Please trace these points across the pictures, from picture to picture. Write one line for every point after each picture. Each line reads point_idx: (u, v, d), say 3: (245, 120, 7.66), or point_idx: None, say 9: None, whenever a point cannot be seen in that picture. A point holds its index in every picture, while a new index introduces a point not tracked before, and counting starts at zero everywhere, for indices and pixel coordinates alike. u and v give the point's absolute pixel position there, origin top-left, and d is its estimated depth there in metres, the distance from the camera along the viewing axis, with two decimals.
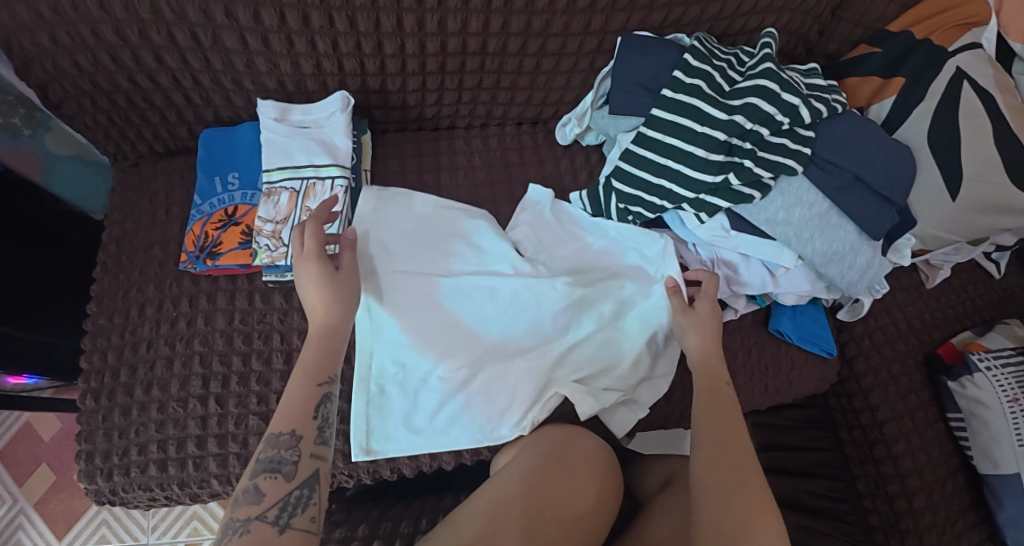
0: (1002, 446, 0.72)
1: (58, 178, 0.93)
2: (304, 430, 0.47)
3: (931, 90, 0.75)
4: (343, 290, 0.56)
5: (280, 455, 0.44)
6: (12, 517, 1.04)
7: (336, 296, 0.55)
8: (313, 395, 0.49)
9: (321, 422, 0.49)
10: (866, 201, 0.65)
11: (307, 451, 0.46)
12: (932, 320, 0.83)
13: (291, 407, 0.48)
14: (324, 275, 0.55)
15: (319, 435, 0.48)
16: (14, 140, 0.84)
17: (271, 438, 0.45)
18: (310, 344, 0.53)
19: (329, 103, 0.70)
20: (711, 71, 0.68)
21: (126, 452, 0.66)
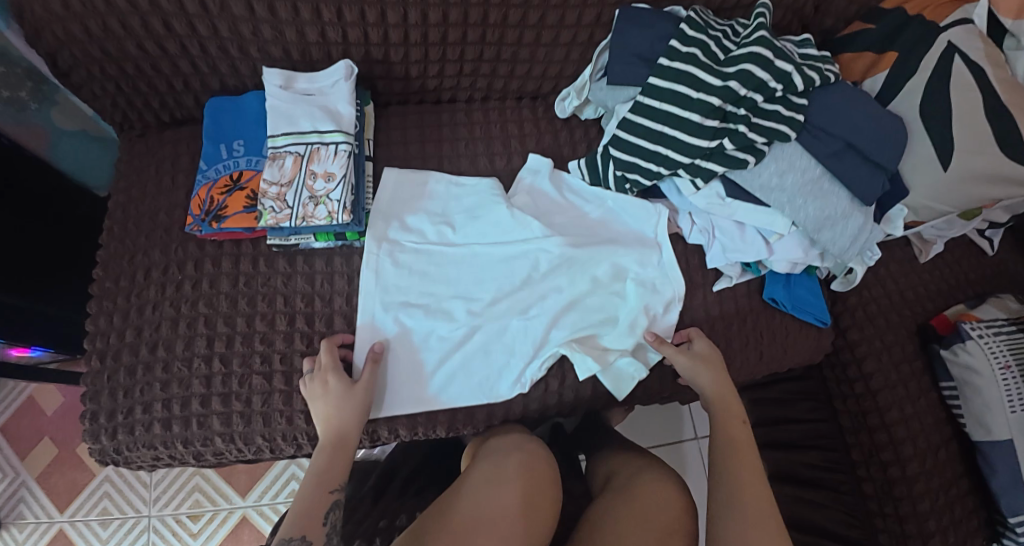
0: (994, 412, 0.72)
1: (61, 148, 0.95)
2: (313, 536, 0.50)
3: (924, 63, 0.76)
4: (357, 402, 0.62)
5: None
6: (15, 490, 1.06)
7: (350, 409, 0.61)
8: (322, 501, 0.54)
9: (329, 528, 0.53)
10: (858, 167, 0.67)
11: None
12: (926, 293, 0.84)
13: (302, 513, 0.52)
14: (341, 389, 0.61)
15: (328, 540, 0.52)
16: (19, 114, 0.84)
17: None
18: (321, 453, 0.59)
19: (333, 72, 0.71)
20: (707, 40, 0.69)
21: (132, 410, 0.67)
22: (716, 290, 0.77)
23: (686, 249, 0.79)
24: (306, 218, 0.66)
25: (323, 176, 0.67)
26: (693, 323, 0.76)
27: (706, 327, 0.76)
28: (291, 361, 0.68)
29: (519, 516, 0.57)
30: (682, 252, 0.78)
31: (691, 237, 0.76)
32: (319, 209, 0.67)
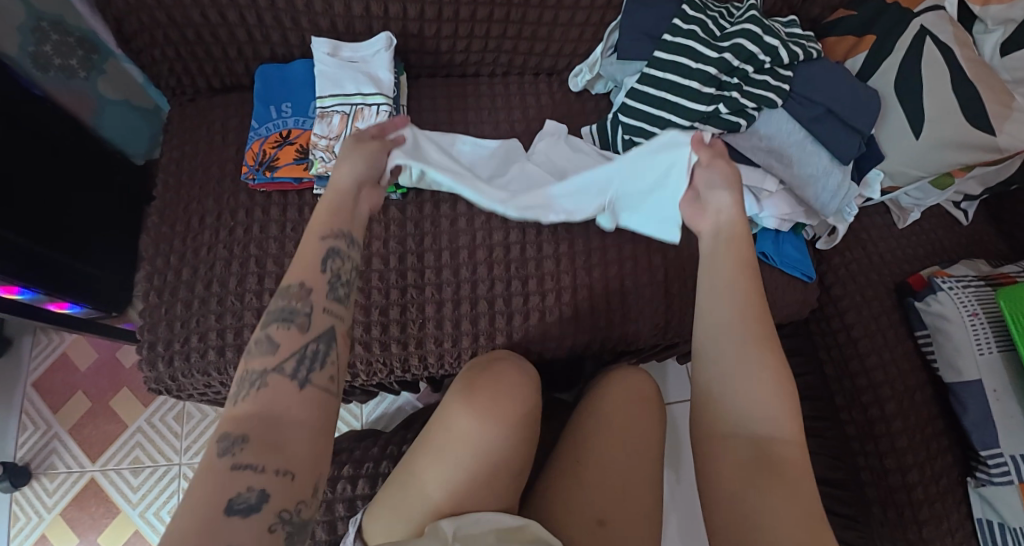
0: (964, 354, 0.81)
1: (110, 117, 1.05)
2: (313, 283, 0.49)
3: (899, 45, 0.85)
4: (359, 159, 0.61)
5: (291, 307, 0.47)
6: (47, 441, 1.12)
7: (351, 163, 0.61)
8: (318, 248, 0.52)
9: (331, 276, 0.50)
10: (836, 130, 0.76)
11: (319, 304, 0.48)
12: (903, 255, 0.93)
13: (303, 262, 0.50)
14: (349, 143, 0.64)
15: (331, 289, 0.50)
16: (69, 81, 0.95)
17: (284, 291, 0.48)
18: (322, 204, 0.57)
19: (374, 43, 0.80)
20: (705, 19, 0.78)
21: (187, 339, 0.75)
22: None
23: None
24: None
25: None
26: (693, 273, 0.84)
27: None
28: None
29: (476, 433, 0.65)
30: None
31: None
32: None
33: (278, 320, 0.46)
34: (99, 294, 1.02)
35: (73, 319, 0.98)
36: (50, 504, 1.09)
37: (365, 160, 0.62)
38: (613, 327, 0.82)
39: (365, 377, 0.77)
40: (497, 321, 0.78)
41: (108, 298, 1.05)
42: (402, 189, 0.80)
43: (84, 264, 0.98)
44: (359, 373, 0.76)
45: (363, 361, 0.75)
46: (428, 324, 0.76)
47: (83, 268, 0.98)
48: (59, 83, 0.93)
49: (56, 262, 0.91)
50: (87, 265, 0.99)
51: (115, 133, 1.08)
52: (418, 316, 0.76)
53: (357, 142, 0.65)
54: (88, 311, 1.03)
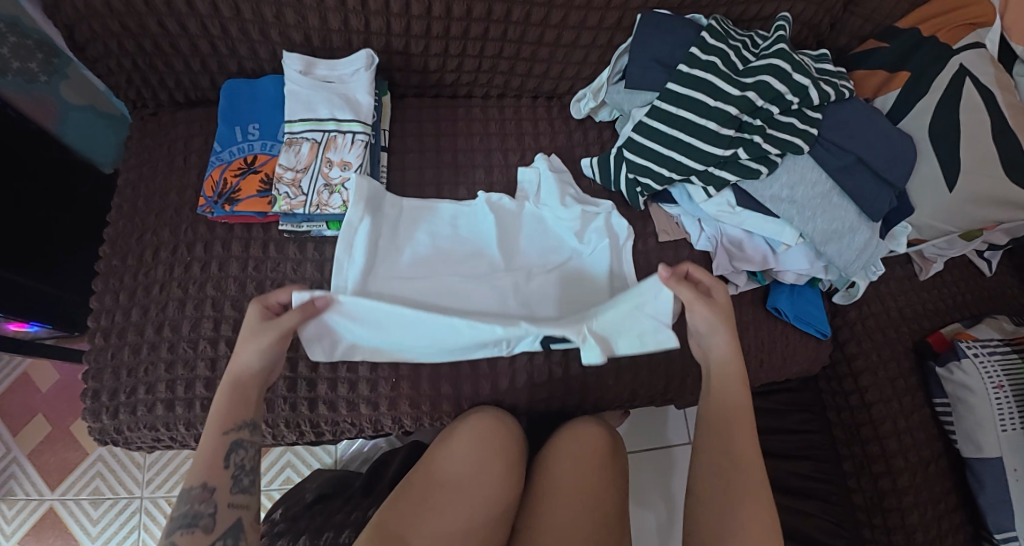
0: (986, 430, 0.74)
1: (72, 124, 0.92)
2: (216, 482, 0.48)
3: (935, 84, 0.77)
4: (267, 334, 0.54)
5: (193, 509, 0.46)
6: (6, 466, 1.02)
7: (255, 343, 0.53)
8: (220, 446, 0.49)
9: (235, 470, 0.49)
10: (866, 183, 0.68)
11: (224, 501, 0.47)
12: (923, 310, 0.85)
13: (204, 463, 0.48)
14: (252, 328, 0.54)
15: (235, 484, 0.49)
16: (29, 85, 0.82)
17: (183, 494, 0.47)
18: (222, 387, 0.52)
19: (353, 60, 0.72)
20: (727, 49, 0.70)
21: (134, 390, 0.67)
22: None
23: (692, 255, 0.79)
24: (320, 205, 0.68)
25: (339, 165, 0.69)
26: None
27: None
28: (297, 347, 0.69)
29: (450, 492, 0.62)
30: (688, 258, 0.79)
31: (699, 242, 0.77)
32: (334, 198, 0.68)
33: (182, 527, 0.45)
34: (62, 311, 0.92)
35: (34, 344, 0.89)
36: (8, 532, 0.99)
37: (282, 342, 0.55)
38: (606, 385, 0.74)
39: (331, 434, 0.71)
40: (481, 382, 0.71)
41: (72, 318, 0.95)
42: None
43: (48, 284, 0.88)
44: (324, 430, 0.70)
45: (328, 421, 0.68)
46: (403, 382, 0.69)
47: (44, 288, 0.87)
48: (17, 88, 0.80)
49: (20, 287, 0.82)
50: (54, 287, 0.89)
51: (76, 140, 0.95)
52: (391, 375, 0.68)
53: (265, 317, 0.56)
54: (48, 330, 0.93)
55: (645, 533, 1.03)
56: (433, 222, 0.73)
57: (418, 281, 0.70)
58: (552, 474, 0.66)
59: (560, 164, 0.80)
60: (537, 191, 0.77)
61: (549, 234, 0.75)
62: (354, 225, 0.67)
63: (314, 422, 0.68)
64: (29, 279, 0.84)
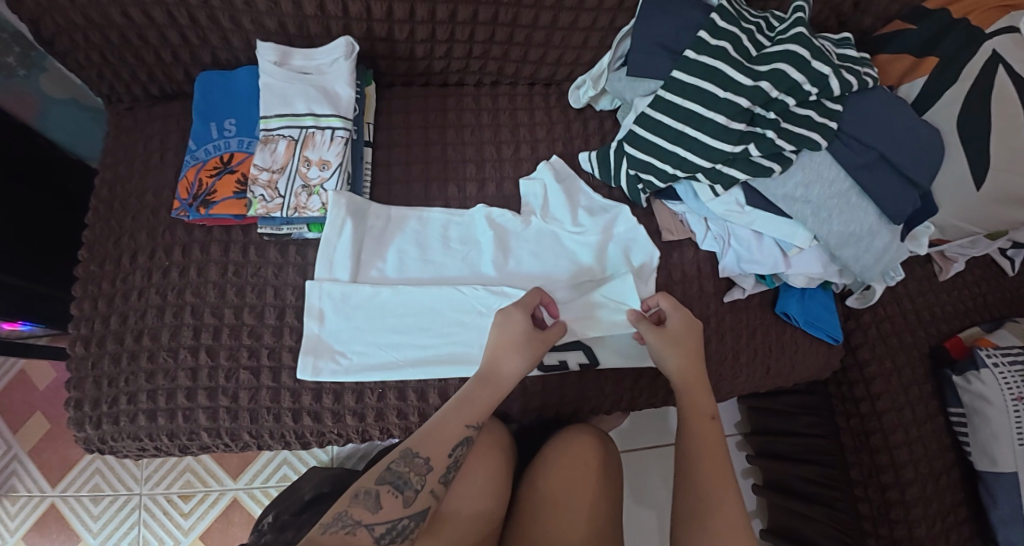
0: (1001, 443, 0.70)
1: (56, 121, 0.86)
2: (435, 462, 0.52)
3: (965, 72, 0.71)
4: (534, 351, 0.58)
5: (406, 476, 0.50)
6: (7, 463, 0.99)
7: (519, 353, 0.58)
8: (458, 435, 0.54)
9: (452, 462, 0.53)
10: (889, 182, 0.62)
11: (430, 484, 0.51)
12: (943, 313, 0.80)
13: (440, 441, 0.53)
14: (526, 327, 0.59)
15: (444, 473, 0.52)
16: (9, 81, 0.77)
17: (405, 456, 0.51)
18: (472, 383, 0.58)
19: (332, 49, 0.67)
20: (740, 33, 0.64)
21: (116, 400, 0.65)
22: (727, 301, 0.73)
23: (697, 256, 0.74)
24: (298, 208, 0.65)
25: (318, 164, 0.65)
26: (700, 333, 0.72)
27: (715, 338, 0.72)
28: (279, 356, 0.66)
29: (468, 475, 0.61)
30: (692, 259, 0.74)
31: (705, 243, 0.72)
32: (313, 200, 0.65)
33: (391, 484, 0.49)
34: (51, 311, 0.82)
35: (20, 343, 0.83)
36: (12, 527, 0.97)
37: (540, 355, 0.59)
38: (602, 394, 0.71)
39: (318, 443, 0.69)
40: None
41: (63, 315, 0.84)
42: None
43: (38, 282, 0.79)
44: (310, 440, 0.68)
45: (313, 432, 0.66)
46: (389, 393, 0.66)
47: (53, 293, 0.82)
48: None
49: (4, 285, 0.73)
50: (38, 284, 0.79)
51: (63, 137, 0.89)
52: (377, 385, 0.65)
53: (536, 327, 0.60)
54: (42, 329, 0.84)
55: (645, 532, 1.01)
56: (422, 233, 0.69)
57: (391, 293, 0.66)
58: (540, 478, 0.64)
59: (564, 167, 0.74)
60: (548, 204, 0.72)
61: (556, 253, 0.71)
62: (334, 241, 0.65)
63: (300, 432, 0.66)
64: (40, 283, 0.79)
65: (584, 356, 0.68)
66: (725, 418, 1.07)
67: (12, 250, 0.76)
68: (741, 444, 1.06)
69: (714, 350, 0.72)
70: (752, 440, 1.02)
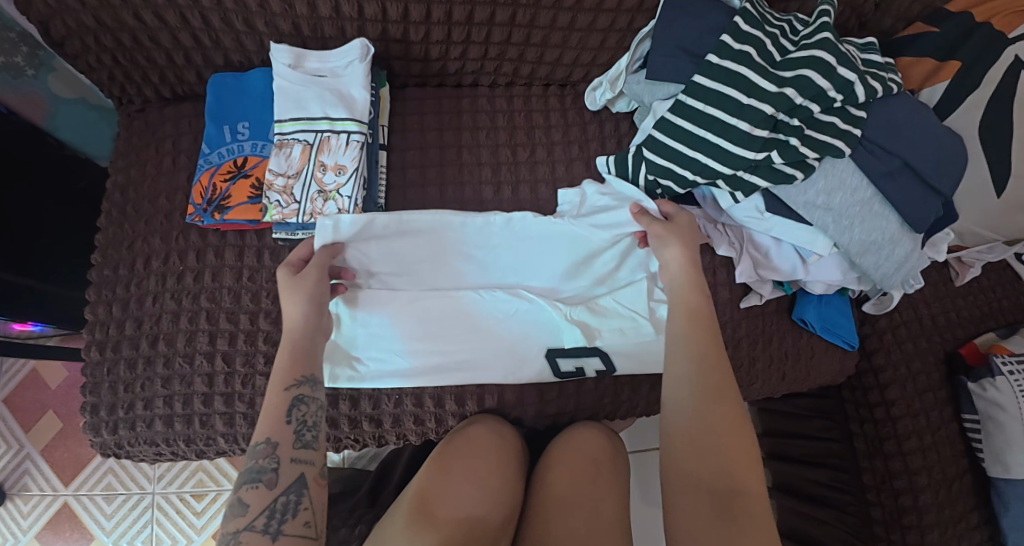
0: (1015, 451, 0.70)
1: (66, 121, 0.86)
2: (279, 438, 0.48)
3: (987, 77, 0.70)
4: (309, 293, 0.57)
5: (259, 464, 0.47)
6: (19, 462, 0.99)
7: (297, 299, 0.56)
8: (282, 400, 0.50)
9: (297, 426, 0.50)
10: (912, 191, 0.61)
11: (287, 457, 0.48)
12: (958, 319, 0.80)
13: (269, 415, 0.49)
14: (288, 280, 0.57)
15: (298, 439, 0.49)
16: (17, 81, 0.77)
17: (251, 450, 0.48)
18: (282, 349, 0.54)
19: (347, 51, 0.66)
20: (763, 37, 0.62)
21: (132, 406, 0.65)
22: (743, 307, 0.72)
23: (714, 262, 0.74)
24: (314, 213, 0.64)
25: (333, 169, 0.64)
26: None
27: (731, 344, 0.72)
28: None
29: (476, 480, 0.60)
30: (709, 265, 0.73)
31: (722, 249, 0.69)
32: (328, 206, 0.64)
33: (248, 481, 0.45)
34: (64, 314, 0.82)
35: (33, 346, 0.82)
36: (25, 526, 0.97)
37: (324, 298, 0.58)
38: (617, 400, 0.71)
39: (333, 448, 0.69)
40: (487, 399, 0.68)
41: (76, 317, 0.85)
42: None
43: (52, 285, 0.79)
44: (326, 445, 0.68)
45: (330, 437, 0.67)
46: (406, 399, 0.66)
47: (64, 295, 0.81)
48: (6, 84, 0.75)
49: (14, 290, 0.72)
50: (48, 285, 0.78)
51: (71, 137, 0.88)
52: (394, 391, 0.66)
53: (295, 275, 0.58)
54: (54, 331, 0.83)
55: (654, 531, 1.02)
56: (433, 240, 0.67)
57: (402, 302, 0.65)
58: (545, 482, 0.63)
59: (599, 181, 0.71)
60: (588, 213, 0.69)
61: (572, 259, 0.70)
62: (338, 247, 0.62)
63: None
64: (53, 285, 0.79)
65: (600, 363, 0.67)
66: None
67: (24, 253, 0.76)
68: None
69: (730, 357, 0.72)
70: (762, 442, 1.02)
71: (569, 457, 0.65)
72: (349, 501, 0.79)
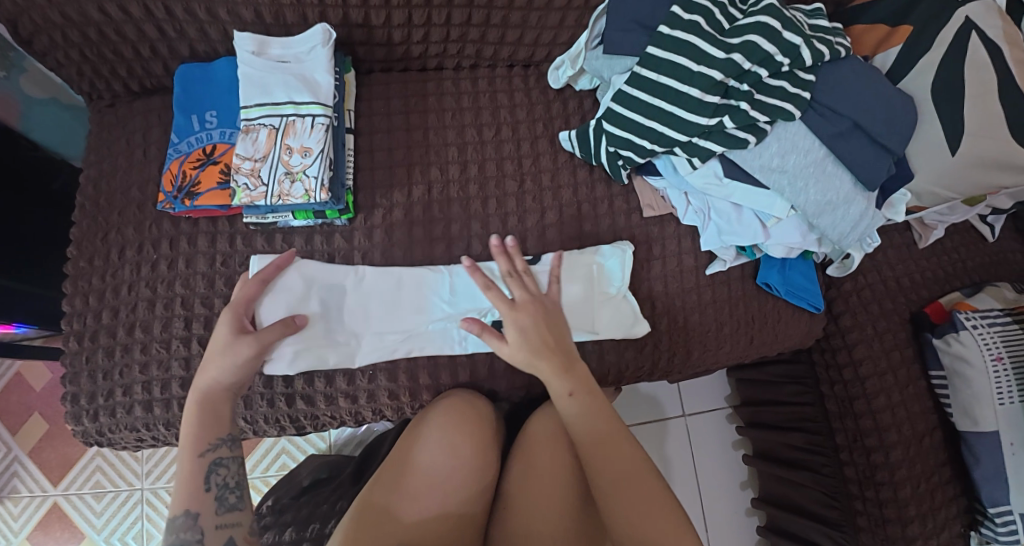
0: (981, 403, 0.72)
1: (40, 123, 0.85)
2: (198, 507, 0.49)
3: (940, 39, 0.72)
4: (234, 354, 0.56)
5: (179, 538, 0.48)
6: (8, 464, 1.00)
7: (221, 358, 0.56)
8: (199, 467, 0.51)
9: (218, 492, 0.51)
10: (862, 150, 0.63)
11: (209, 525, 0.49)
12: (922, 279, 0.82)
13: (185, 487, 0.50)
14: (230, 333, 0.58)
15: (221, 504, 0.51)
16: None
17: (170, 523, 0.49)
18: (192, 408, 0.54)
19: (309, 37, 0.67)
20: (712, 6, 0.64)
21: (111, 393, 0.66)
22: (709, 274, 0.74)
23: (679, 230, 0.75)
24: (282, 196, 0.64)
25: (299, 152, 0.65)
26: (684, 306, 0.73)
27: (698, 310, 0.74)
28: None
29: (457, 463, 0.61)
30: (675, 234, 0.75)
31: (686, 217, 0.73)
32: (295, 187, 0.64)
33: None
34: (49, 310, 0.83)
35: (15, 344, 0.83)
36: (16, 528, 0.98)
37: (253, 360, 0.58)
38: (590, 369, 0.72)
39: (312, 427, 0.70)
40: (460, 373, 0.69)
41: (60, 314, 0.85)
42: (347, 213, 0.69)
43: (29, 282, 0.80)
44: (304, 424, 0.69)
45: (307, 415, 0.68)
46: (380, 375, 0.68)
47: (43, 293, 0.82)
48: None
49: None
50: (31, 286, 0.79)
51: (46, 137, 0.87)
52: (367, 367, 0.67)
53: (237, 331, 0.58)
54: (36, 330, 0.84)
55: None
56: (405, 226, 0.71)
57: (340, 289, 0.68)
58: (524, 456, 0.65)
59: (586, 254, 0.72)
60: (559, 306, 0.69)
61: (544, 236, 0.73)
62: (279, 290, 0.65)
63: (294, 416, 0.68)
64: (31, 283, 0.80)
65: None
66: (714, 392, 1.09)
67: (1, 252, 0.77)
68: (730, 417, 1.09)
69: (697, 323, 0.74)
70: (740, 412, 1.04)
71: (550, 440, 0.65)
72: (332, 483, 0.80)
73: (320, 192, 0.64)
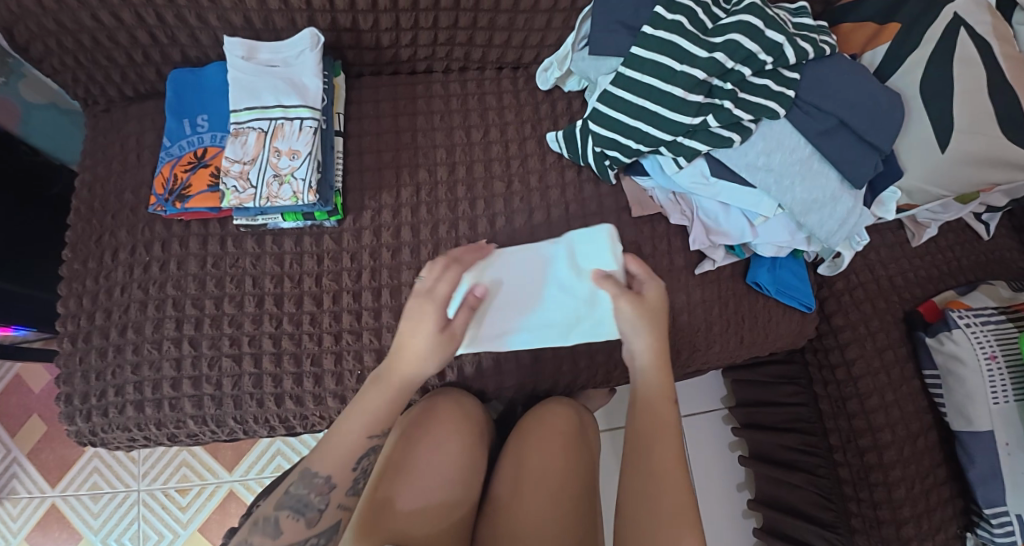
0: (975, 402, 0.71)
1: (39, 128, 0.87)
2: (339, 478, 0.52)
3: (927, 36, 0.72)
4: (442, 349, 0.53)
5: (309, 497, 0.51)
6: (7, 465, 1.01)
7: (431, 351, 0.52)
8: (361, 447, 0.52)
9: (358, 473, 0.53)
10: (848, 147, 0.63)
11: (335, 500, 0.52)
12: (915, 278, 0.81)
13: (344, 456, 0.52)
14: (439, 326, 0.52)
15: (352, 486, 0.53)
16: None
17: (304, 475, 0.51)
18: (388, 393, 0.52)
19: (297, 41, 0.68)
20: (695, 6, 0.64)
21: (104, 393, 0.66)
22: (698, 273, 0.74)
23: (668, 230, 0.75)
24: (270, 198, 0.65)
25: (287, 154, 0.66)
26: (673, 305, 0.73)
27: (687, 309, 0.73)
28: (259, 343, 0.67)
29: (441, 458, 0.61)
30: (664, 233, 0.75)
31: (674, 217, 0.73)
32: (284, 189, 0.65)
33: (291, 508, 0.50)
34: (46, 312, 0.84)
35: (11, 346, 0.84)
36: (15, 528, 0.99)
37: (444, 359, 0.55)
38: (578, 369, 0.73)
39: (302, 427, 0.71)
40: (447, 373, 0.70)
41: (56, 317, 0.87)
42: (336, 214, 0.70)
43: None
44: (294, 424, 0.70)
45: (296, 415, 0.69)
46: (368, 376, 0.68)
47: None
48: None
49: None
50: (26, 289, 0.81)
51: (44, 142, 0.88)
52: (355, 367, 0.68)
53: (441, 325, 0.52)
54: (33, 332, 0.85)
55: None
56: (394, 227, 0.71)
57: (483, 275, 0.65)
58: (511, 454, 0.65)
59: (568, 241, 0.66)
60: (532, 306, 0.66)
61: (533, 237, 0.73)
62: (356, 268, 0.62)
63: (284, 416, 0.68)
64: None
65: None
66: (710, 393, 1.09)
67: None
68: (726, 418, 1.08)
69: (687, 322, 0.73)
70: (737, 414, 1.03)
71: (545, 435, 0.66)
72: None
73: (308, 194, 0.65)
